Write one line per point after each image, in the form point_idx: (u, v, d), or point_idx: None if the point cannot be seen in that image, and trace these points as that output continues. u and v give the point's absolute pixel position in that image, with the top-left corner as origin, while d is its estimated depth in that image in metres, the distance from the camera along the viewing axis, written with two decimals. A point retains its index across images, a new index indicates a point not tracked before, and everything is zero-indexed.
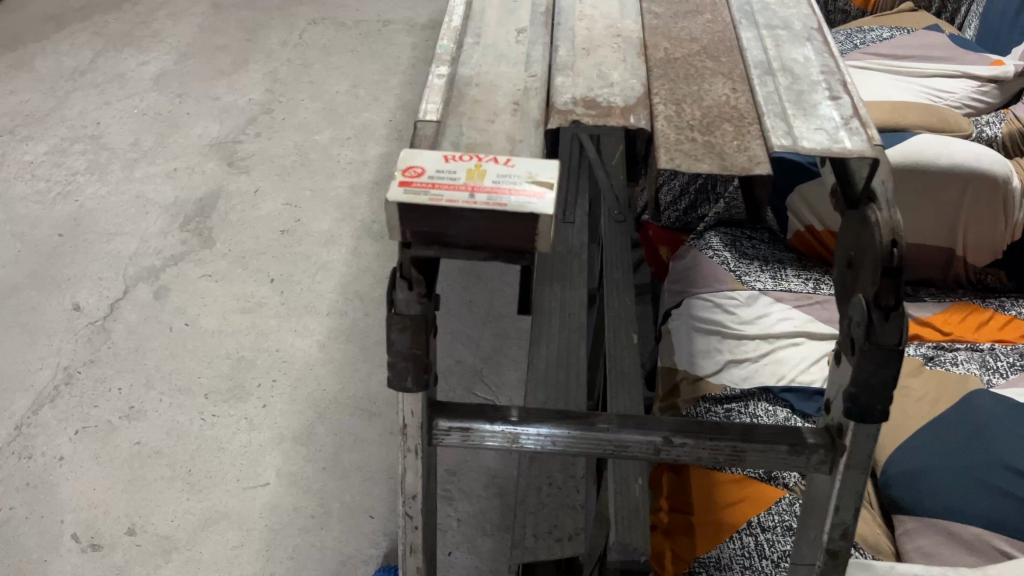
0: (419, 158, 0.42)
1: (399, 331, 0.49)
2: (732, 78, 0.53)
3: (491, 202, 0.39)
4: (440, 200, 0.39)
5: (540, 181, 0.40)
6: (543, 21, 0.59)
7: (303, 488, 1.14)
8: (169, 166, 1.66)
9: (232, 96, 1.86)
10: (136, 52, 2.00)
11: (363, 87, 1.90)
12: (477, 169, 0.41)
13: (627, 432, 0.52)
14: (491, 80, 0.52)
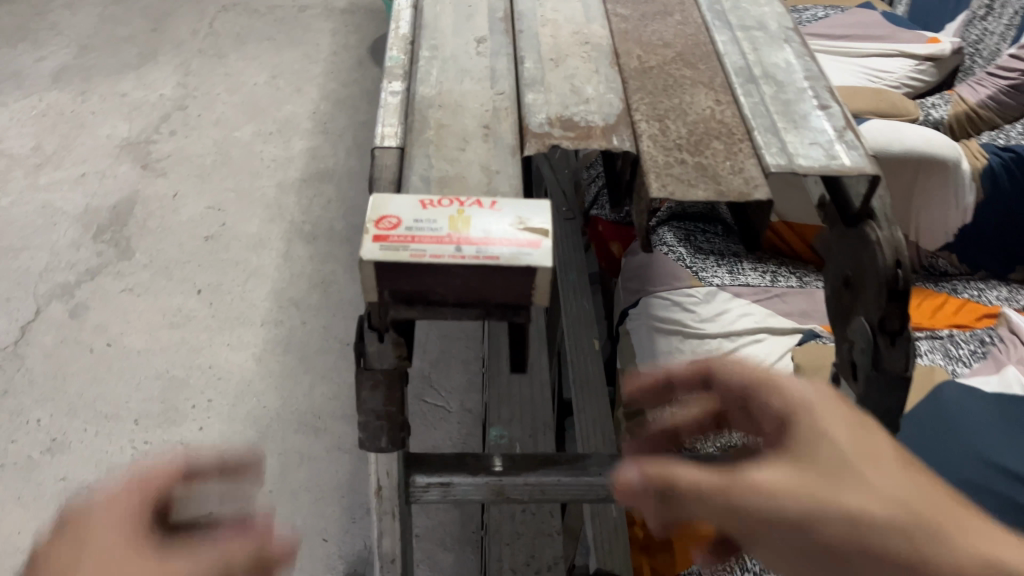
0: (390, 205, 0.37)
1: (371, 390, 0.44)
2: (713, 87, 0.50)
3: (486, 253, 0.35)
4: (424, 253, 0.35)
5: (534, 229, 0.36)
6: (502, 29, 0.54)
7: (250, 515, 1.08)
8: (78, 171, 1.55)
9: (141, 92, 1.74)
10: (31, 47, 1.86)
11: (283, 78, 1.81)
12: (458, 218, 0.37)
13: (622, 476, 0.49)
14: (455, 100, 0.47)
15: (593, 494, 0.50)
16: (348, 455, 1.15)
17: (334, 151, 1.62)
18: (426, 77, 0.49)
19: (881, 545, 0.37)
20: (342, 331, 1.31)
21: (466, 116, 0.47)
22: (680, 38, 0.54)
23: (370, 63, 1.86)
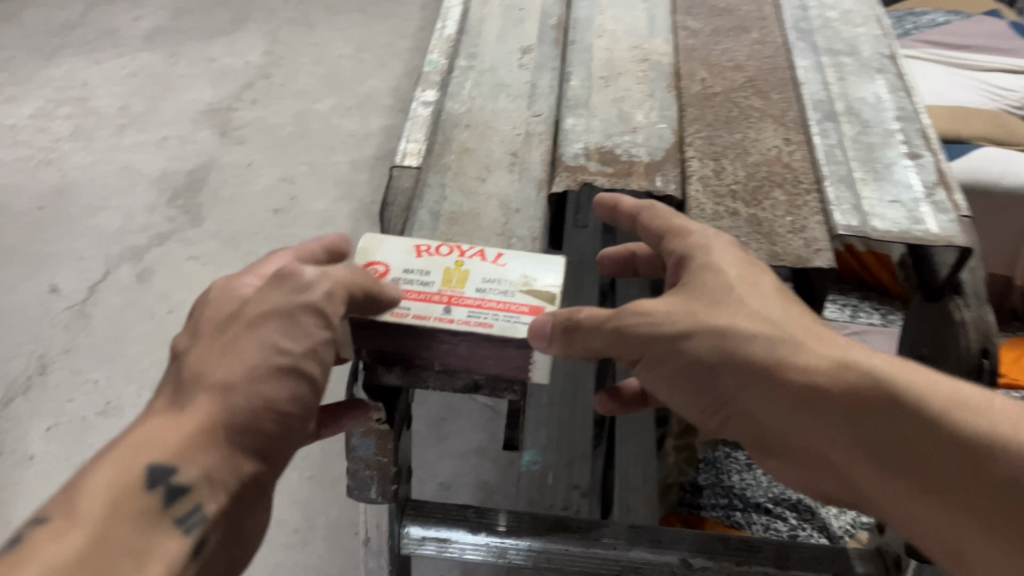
0: (387, 252, 0.52)
1: (364, 437, 0.51)
2: (783, 124, 0.64)
3: (465, 318, 0.48)
4: (407, 313, 0.48)
5: (521, 289, 0.50)
6: (548, 51, 0.72)
7: (287, 499, 1.08)
8: (160, 134, 1.56)
9: (229, 57, 1.75)
10: (130, 6, 1.89)
11: (369, 51, 1.78)
12: (453, 271, 0.50)
13: (641, 551, 0.57)
14: (483, 120, 0.64)
15: (606, 567, 0.57)
16: None
17: None
18: (460, 93, 0.67)
19: (750, 353, 0.45)
20: None
21: (498, 136, 0.62)
22: (753, 61, 0.71)
23: None
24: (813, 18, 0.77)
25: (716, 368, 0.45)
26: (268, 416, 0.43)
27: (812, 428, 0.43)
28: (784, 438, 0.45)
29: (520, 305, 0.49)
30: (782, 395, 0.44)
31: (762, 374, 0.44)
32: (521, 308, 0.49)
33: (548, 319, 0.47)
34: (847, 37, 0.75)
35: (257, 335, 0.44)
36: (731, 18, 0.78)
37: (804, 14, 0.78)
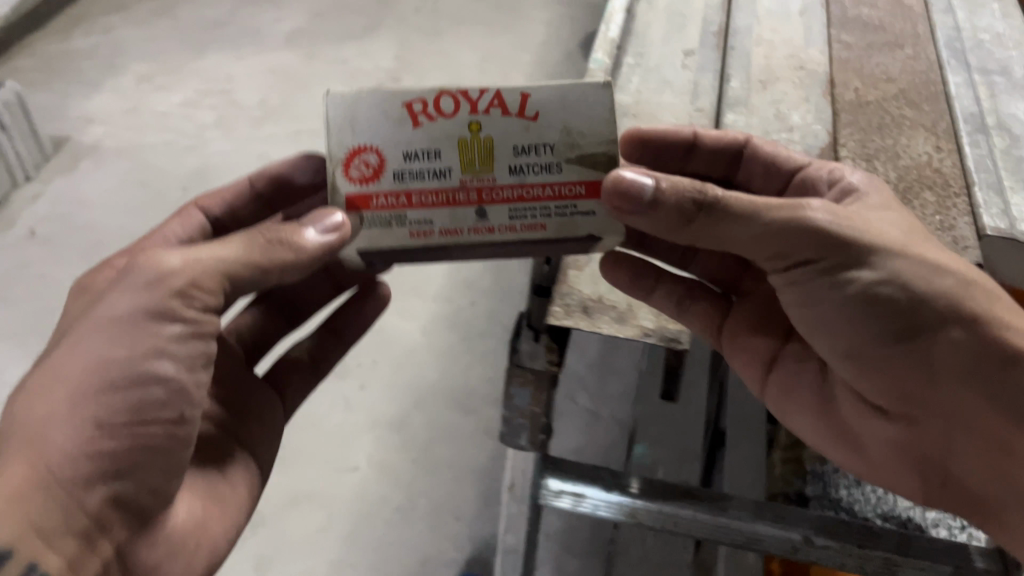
0: (364, 130, 0.50)
1: (521, 387, 0.56)
2: (933, 134, 0.67)
3: (507, 225, 0.51)
4: (433, 232, 0.51)
5: (569, 159, 0.51)
6: (710, 54, 0.78)
7: (392, 479, 1.14)
8: (294, 128, 1.66)
9: (361, 60, 1.84)
10: (273, 8, 2.01)
11: (492, 62, 1.85)
12: (470, 145, 0.50)
13: (765, 525, 0.57)
14: (650, 112, 0.70)
15: (731, 537, 0.58)
16: (491, 440, 1.18)
17: None
18: (627, 87, 0.73)
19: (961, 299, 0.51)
20: (507, 318, 1.34)
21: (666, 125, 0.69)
22: (907, 74, 0.74)
23: (578, 56, 1.87)
24: (967, 38, 0.78)
25: (925, 299, 0.51)
26: (120, 413, 0.47)
27: (996, 385, 0.50)
28: (955, 377, 0.51)
29: (573, 192, 0.51)
30: (986, 342, 0.50)
31: (964, 315, 0.50)
32: (568, 195, 0.51)
33: (648, 186, 0.47)
34: (999, 59, 0.76)
35: (90, 348, 0.47)
36: (885, 35, 0.79)
37: (958, 35, 0.79)
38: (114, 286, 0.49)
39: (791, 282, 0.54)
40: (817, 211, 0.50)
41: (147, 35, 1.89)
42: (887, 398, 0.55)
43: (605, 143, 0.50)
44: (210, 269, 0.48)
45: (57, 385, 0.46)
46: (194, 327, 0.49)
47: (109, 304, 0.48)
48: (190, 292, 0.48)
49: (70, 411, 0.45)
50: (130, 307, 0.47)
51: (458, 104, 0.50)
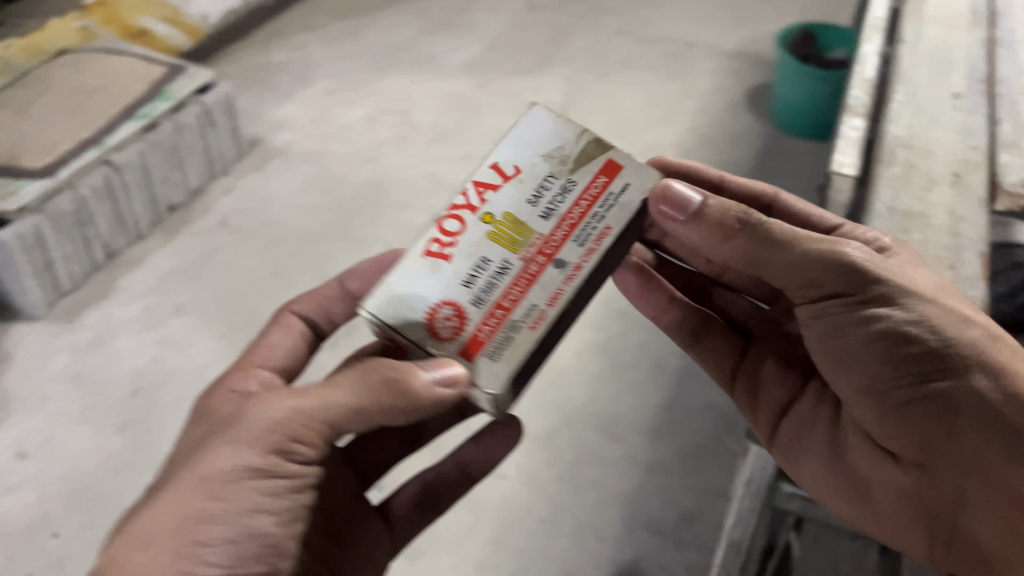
0: (417, 302, 0.57)
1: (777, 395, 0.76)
2: None
3: (583, 251, 0.59)
4: (544, 313, 0.57)
5: (572, 166, 0.61)
6: (971, 95, 0.89)
7: (538, 491, 1.17)
8: (464, 150, 1.75)
9: (531, 93, 1.93)
10: (450, 38, 2.13)
11: (657, 106, 1.90)
12: (496, 230, 0.59)
13: None
14: (921, 141, 0.83)
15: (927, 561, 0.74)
16: (637, 468, 1.19)
17: None
18: (900, 119, 0.87)
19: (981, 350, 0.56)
20: (659, 352, 1.35)
21: (940, 160, 0.81)
22: None
23: (742, 108, 1.90)
24: None
25: (950, 346, 0.57)
26: (214, 565, 0.54)
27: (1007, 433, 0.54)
28: (973, 423, 0.55)
29: (593, 188, 0.60)
30: (1009, 395, 0.55)
31: (987, 366, 0.56)
32: (593, 192, 0.60)
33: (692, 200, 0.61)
34: None
35: (192, 504, 0.55)
36: None
37: None
38: (214, 442, 0.57)
39: (826, 312, 0.63)
40: (855, 252, 0.61)
41: (335, 54, 2.04)
42: (902, 446, 0.59)
43: (575, 138, 0.62)
44: (308, 426, 0.57)
45: (160, 536, 0.54)
46: (284, 486, 0.57)
47: (212, 459, 0.56)
48: (287, 447, 0.57)
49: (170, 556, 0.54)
50: (235, 467, 0.56)
51: (463, 220, 0.59)
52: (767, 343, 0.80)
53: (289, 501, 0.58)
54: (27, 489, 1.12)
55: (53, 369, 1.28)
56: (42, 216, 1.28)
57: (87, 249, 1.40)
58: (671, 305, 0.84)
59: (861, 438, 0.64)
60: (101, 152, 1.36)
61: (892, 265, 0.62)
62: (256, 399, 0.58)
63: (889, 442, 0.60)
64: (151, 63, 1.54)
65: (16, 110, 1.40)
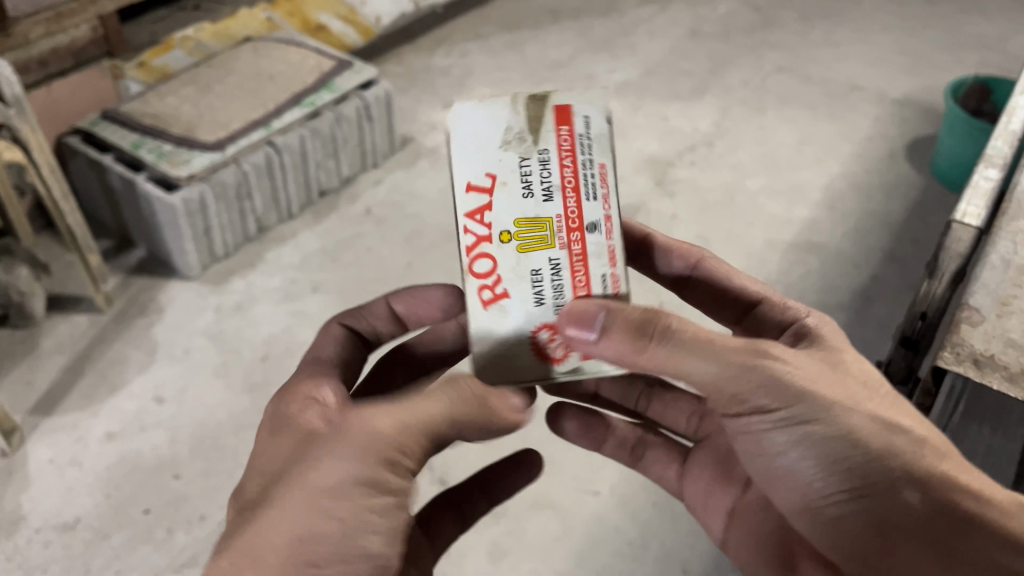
0: (516, 356, 0.63)
1: None
2: None
3: (600, 203, 0.64)
4: (616, 270, 0.65)
5: (532, 136, 0.63)
6: None
7: (630, 514, 1.16)
8: None
9: (681, 120, 1.92)
10: (608, 58, 2.15)
11: (810, 146, 1.85)
12: (521, 241, 0.63)
13: None
14: None
15: None
16: None
17: (832, 229, 1.62)
18: None
19: (906, 459, 0.58)
20: None
21: None
22: None
23: (902, 157, 1.82)
24: None
25: (876, 458, 0.58)
26: None
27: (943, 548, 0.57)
28: (910, 542, 0.58)
29: (572, 150, 0.64)
30: (935, 507, 0.57)
31: (916, 480, 0.58)
32: (576, 158, 0.64)
33: (599, 314, 0.59)
34: None
35: (303, 523, 0.55)
36: None
37: None
38: (319, 459, 0.58)
39: (756, 431, 0.61)
40: (775, 364, 0.59)
41: (495, 63, 2.10)
42: (842, 562, 0.62)
43: (511, 116, 0.63)
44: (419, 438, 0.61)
45: (270, 554, 0.54)
46: (398, 498, 0.59)
47: (323, 473, 0.57)
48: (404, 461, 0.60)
49: (289, 568, 0.54)
50: (365, 473, 0.57)
51: (492, 257, 0.63)
52: (708, 446, 0.82)
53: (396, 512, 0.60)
54: (158, 430, 1.21)
55: (197, 326, 1.38)
56: (207, 185, 1.39)
57: (242, 221, 1.51)
58: (609, 433, 0.88)
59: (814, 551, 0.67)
60: (266, 133, 1.47)
61: (816, 373, 0.61)
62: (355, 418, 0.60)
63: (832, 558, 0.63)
64: (323, 56, 1.65)
65: (199, 88, 1.53)
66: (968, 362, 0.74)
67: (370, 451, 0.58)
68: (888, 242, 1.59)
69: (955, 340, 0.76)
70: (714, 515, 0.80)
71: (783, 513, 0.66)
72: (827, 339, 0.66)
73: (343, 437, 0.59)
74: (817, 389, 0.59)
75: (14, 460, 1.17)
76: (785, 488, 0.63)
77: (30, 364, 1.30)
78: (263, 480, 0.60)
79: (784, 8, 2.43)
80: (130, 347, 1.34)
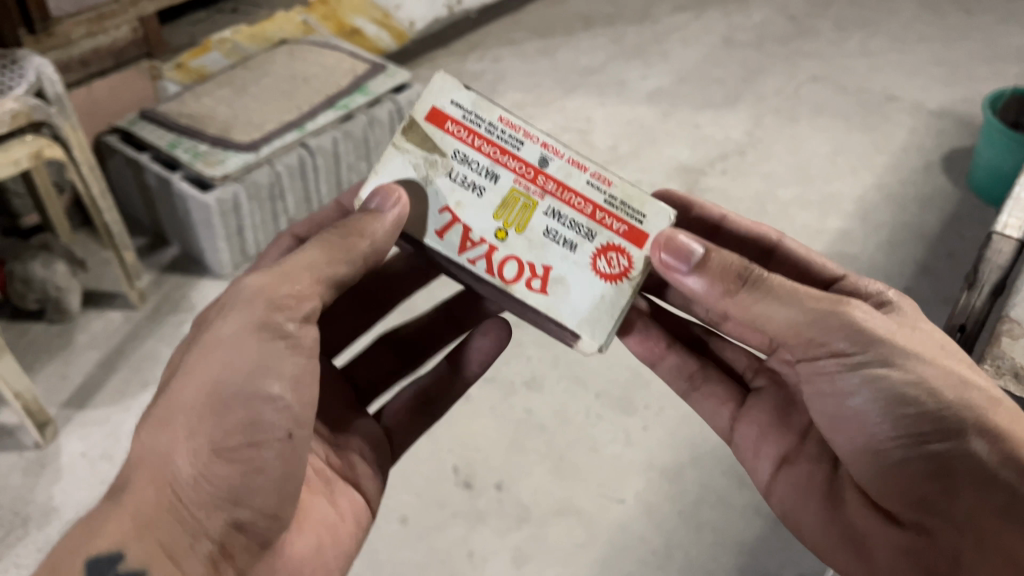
0: (602, 301, 0.71)
1: None
2: None
3: (531, 143, 0.72)
4: (592, 172, 0.71)
5: (437, 156, 0.72)
6: None
7: (655, 522, 1.15)
8: (635, 176, 1.75)
9: (713, 128, 1.91)
10: (641, 65, 2.15)
11: (843, 156, 1.83)
12: (509, 223, 0.71)
13: None
14: None
15: None
16: (761, 520, 1.15)
17: (865, 240, 1.60)
18: None
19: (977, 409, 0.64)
20: None
21: None
22: None
23: (937, 169, 1.80)
24: None
25: (951, 407, 0.64)
26: (232, 433, 0.61)
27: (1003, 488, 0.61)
28: (971, 482, 0.62)
29: (481, 138, 0.72)
30: (1004, 454, 0.62)
31: (985, 429, 0.64)
32: (484, 137, 0.72)
33: (697, 247, 0.67)
34: None
35: (203, 384, 0.62)
36: None
37: None
38: (221, 319, 0.65)
39: (830, 373, 0.69)
40: (858, 314, 0.68)
41: (527, 69, 2.11)
42: (897, 505, 0.66)
43: (406, 155, 0.72)
44: (287, 287, 0.65)
45: (179, 414, 0.61)
46: (290, 341, 0.65)
47: (220, 332, 0.64)
48: (271, 332, 0.64)
49: (193, 424, 0.61)
50: (253, 324, 0.64)
51: (511, 257, 0.71)
52: (768, 392, 0.88)
53: (289, 395, 0.64)
54: None
55: None
56: (241, 184, 1.40)
57: (275, 221, 1.53)
58: (670, 351, 0.93)
59: (862, 497, 0.70)
60: (300, 135, 1.49)
61: (896, 330, 0.69)
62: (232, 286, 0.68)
63: (884, 500, 0.67)
64: (358, 60, 1.66)
65: (235, 89, 1.55)
66: (1008, 375, 0.76)
67: (232, 347, 0.63)
68: (922, 255, 1.57)
69: (996, 352, 0.77)
70: (763, 459, 0.84)
71: (847, 457, 0.71)
72: (911, 312, 0.74)
73: (206, 332, 0.65)
74: (895, 339, 0.67)
75: (48, 453, 1.19)
76: (854, 430, 0.70)
77: (64, 359, 1.32)
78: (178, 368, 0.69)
79: (820, 17, 2.41)
80: (163, 344, 1.36)
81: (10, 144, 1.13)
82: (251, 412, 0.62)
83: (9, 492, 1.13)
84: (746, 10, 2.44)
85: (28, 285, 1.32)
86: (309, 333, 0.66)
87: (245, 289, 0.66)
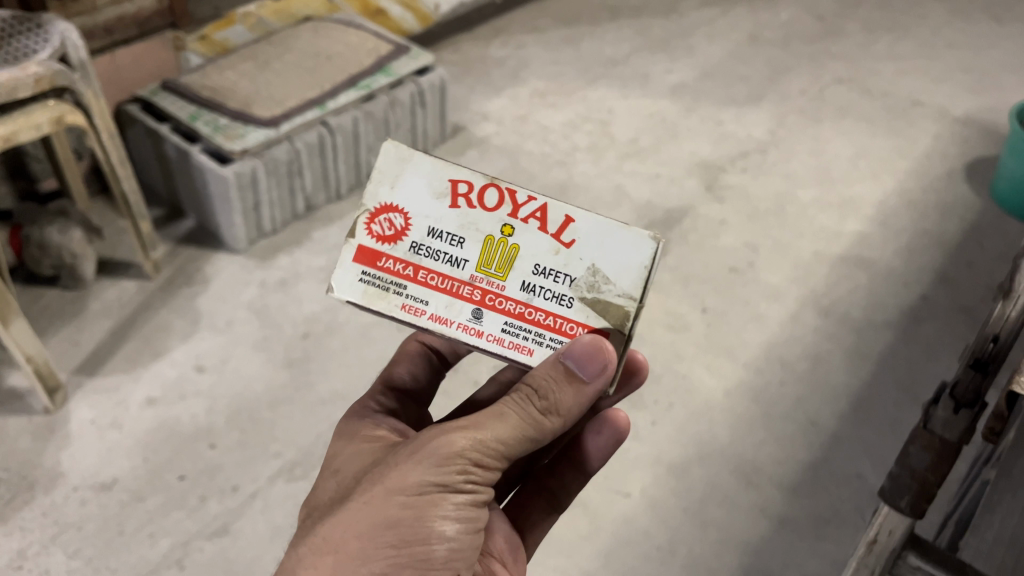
0: (396, 197, 0.62)
1: (920, 449, 0.70)
2: None
3: (497, 331, 0.62)
4: (426, 313, 0.62)
5: (588, 297, 0.61)
6: None
7: (660, 518, 1.14)
8: (654, 170, 1.74)
9: (735, 126, 1.90)
10: (665, 59, 2.13)
11: (866, 160, 1.82)
12: (504, 243, 0.61)
13: None
14: None
15: None
16: (766, 521, 1.14)
17: (884, 246, 1.59)
18: None
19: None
20: (814, 409, 1.29)
21: None
22: None
23: (961, 178, 1.78)
24: None
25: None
26: None
27: None
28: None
29: (551, 321, 0.61)
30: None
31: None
32: (550, 325, 0.62)
33: None
34: None
35: (377, 521, 0.56)
36: None
37: None
38: (404, 458, 0.58)
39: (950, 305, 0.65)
40: None
41: (550, 57, 2.10)
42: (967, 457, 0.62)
43: (621, 296, 0.61)
44: (482, 452, 0.58)
45: (348, 548, 0.56)
46: (470, 499, 0.58)
47: (403, 475, 0.57)
48: (451, 493, 0.57)
49: (365, 563, 0.56)
50: (440, 482, 0.57)
51: (485, 196, 0.61)
52: None
53: (460, 537, 0.58)
54: (196, 399, 1.23)
55: (241, 299, 1.39)
56: (260, 160, 1.40)
57: (291, 198, 1.52)
58: None
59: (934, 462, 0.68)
60: (321, 113, 1.48)
61: None
62: (435, 426, 0.59)
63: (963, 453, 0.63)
64: (382, 40, 1.66)
65: (258, 64, 1.55)
66: None
67: (416, 503, 0.56)
68: (940, 263, 1.55)
69: None
70: None
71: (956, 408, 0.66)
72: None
73: (386, 469, 0.58)
74: None
75: (57, 418, 1.19)
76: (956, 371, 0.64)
77: (77, 325, 1.33)
78: (341, 482, 0.63)
79: (848, 18, 2.39)
80: (175, 316, 1.36)
81: (33, 109, 1.12)
82: (422, 559, 0.57)
83: (18, 456, 1.14)
84: (774, 7, 2.42)
85: (43, 251, 1.32)
86: (486, 488, 0.60)
87: (433, 436, 0.58)
